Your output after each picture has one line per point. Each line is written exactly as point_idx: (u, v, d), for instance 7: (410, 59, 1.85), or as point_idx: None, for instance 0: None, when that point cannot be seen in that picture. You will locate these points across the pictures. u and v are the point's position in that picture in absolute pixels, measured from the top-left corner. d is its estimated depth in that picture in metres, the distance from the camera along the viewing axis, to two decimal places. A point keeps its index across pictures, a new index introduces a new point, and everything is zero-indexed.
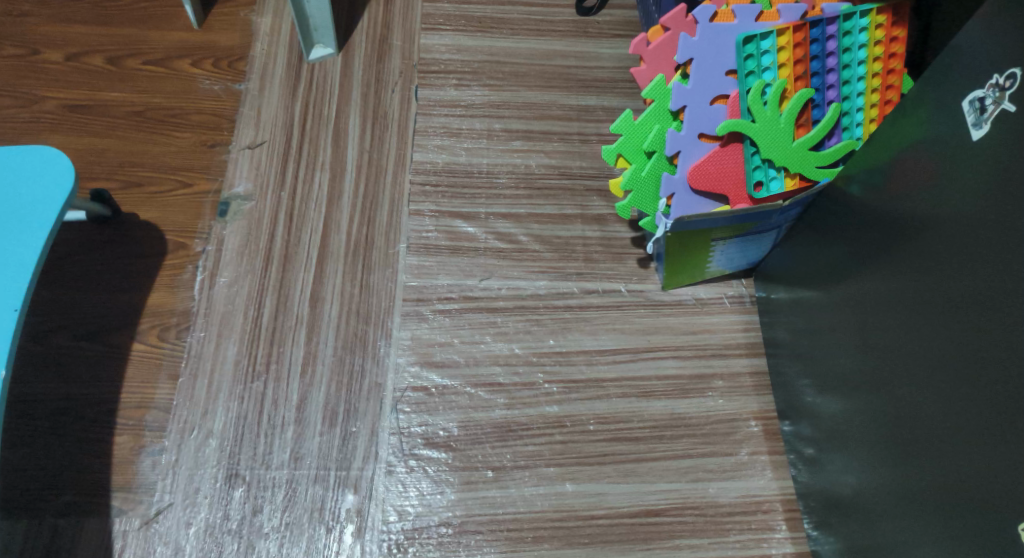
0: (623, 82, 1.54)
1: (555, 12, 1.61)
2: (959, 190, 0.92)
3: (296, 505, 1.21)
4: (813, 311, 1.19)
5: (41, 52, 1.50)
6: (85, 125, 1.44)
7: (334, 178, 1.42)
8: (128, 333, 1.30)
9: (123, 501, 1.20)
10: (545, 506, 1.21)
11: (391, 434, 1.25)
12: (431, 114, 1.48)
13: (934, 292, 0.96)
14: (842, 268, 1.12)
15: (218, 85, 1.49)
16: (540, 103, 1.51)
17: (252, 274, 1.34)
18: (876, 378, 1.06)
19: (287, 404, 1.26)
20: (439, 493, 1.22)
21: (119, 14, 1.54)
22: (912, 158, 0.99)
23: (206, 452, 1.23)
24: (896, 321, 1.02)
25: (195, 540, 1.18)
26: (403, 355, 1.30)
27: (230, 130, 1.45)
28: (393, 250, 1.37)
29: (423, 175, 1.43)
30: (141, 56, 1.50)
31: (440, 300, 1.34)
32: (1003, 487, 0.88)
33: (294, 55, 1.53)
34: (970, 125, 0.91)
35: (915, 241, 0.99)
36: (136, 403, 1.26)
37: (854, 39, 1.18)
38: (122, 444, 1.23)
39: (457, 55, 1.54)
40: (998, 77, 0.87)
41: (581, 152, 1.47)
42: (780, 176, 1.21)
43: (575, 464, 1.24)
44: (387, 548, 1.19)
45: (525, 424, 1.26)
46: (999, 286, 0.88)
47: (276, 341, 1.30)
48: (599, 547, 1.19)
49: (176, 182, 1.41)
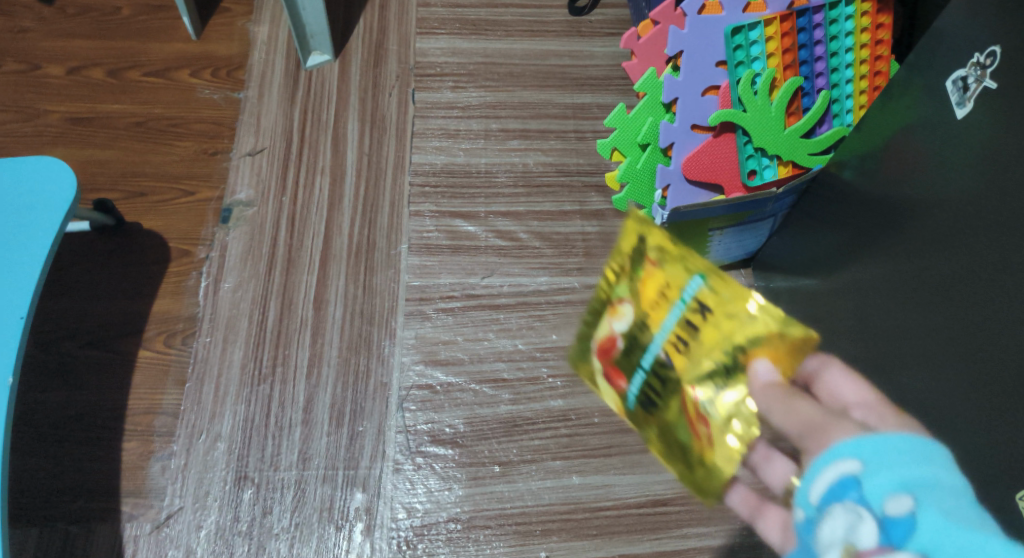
0: (617, 79, 1.56)
1: (549, 13, 1.62)
2: (946, 172, 0.94)
3: (305, 505, 1.22)
4: (811, 298, 1.21)
5: (41, 66, 1.51)
6: (88, 137, 1.46)
7: (334, 182, 1.43)
8: (134, 340, 1.31)
9: (134, 505, 1.21)
10: (553, 499, 1.22)
11: (398, 433, 1.26)
12: (429, 117, 1.50)
13: (924, 273, 0.98)
14: (838, 255, 1.14)
15: (217, 94, 1.51)
16: (535, 102, 1.53)
17: (256, 278, 1.36)
18: (873, 361, 1.08)
19: (294, 405, 1.27)
20: (447, 489, 1.23)
21: (118, 28, 1.56)
22: (902, 143, 1.00)
23: (215, 455, 1.24)
24: (892, 305, 1.04)
25: (206, 542, 1.19)
26: (407, 354, 1.31)
27: (231, 138, 1.47)
28: (395, 251, 1.39)
29: (423, 177, 1.45)
30: (140, 68, 1.52)
31: (443, 299, 1.35)
32: (1003, 458, 0.88)
33: (292, 62, 1.55)
34: (953, 104, 0.93)
35: (908, 224, 1.00)
36: (144, 409, 1.27)
37: (839, 27, 1.20)
38: (132, 450, 1.24)
39: (452, 58, 1.56)
40: (978, 56, 0.89)
41: (578, 149, 1.49)
42: (773, 164, 1.23)
43: (581, 457, 1.25)
44: (396, 545, 1.20)
45: (531, 419, 1.27)
46: (990, 263, 0.90)
47: (281, 343, 1.31)
48: (607, 538, 1.20)
49: (178, 190, 1.42)
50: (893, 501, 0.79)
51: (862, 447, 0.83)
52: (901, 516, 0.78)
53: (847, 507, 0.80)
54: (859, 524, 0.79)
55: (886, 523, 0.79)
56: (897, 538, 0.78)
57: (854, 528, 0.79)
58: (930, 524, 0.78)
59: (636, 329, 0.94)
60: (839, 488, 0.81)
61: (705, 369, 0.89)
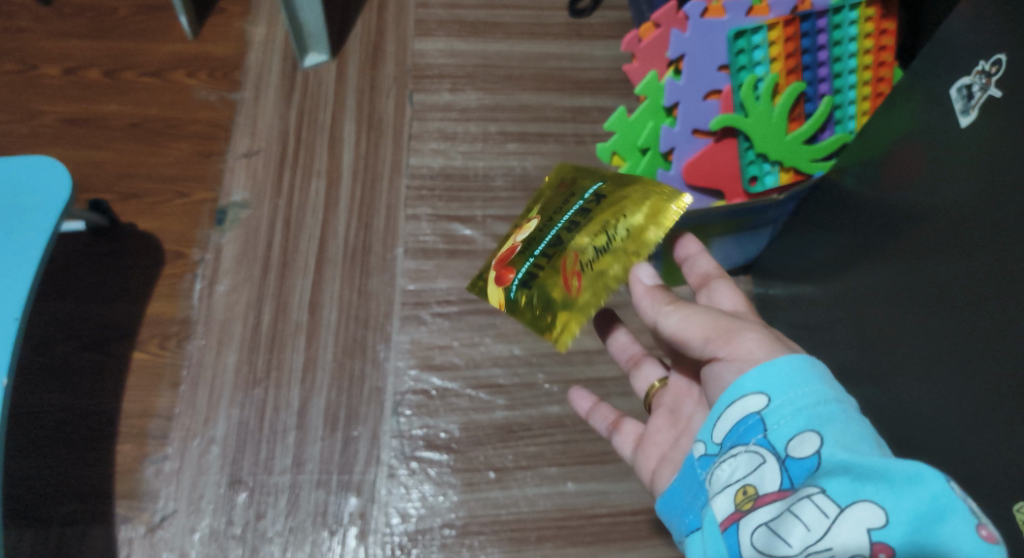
0: (616, 82, 1.54)
1: (549, 15, 1.61)
2: (948, 182, 0.93)
3: (299, 509, 1.21)
4: (811, 306, 1.19)
5: (38, 66, 1.51)
6: (83, 138, 1.45)
7: (330, 185, 1.42)
8: (128, 343, 1.30)
9: (127, 508, 1.21)
10: (548, 506, 1.22)
11: (392, 438, 1.25)
12: (427, 119, 1.49)
13: (924, 284, 0.97)
14: (838, 263, 1.13)
15: (214, 95, 1.50)
16: (534, 105, 1.52)
17: (252, 282, 1.35)
18: (872, 371, 1.06)
19: (288, 410, 1.26)
20: (442, 495, 1.22)
21: (114, 28, 1.55)
22: (904, 151, 0.98)
23: (209, 458, 1.24)
24: (891, 315, 1.03)
25: (200, 545, 1.19)
26: (402, 359, 1.30)
27: (227, 140, 1.46)
28: (391, 254, 1.38)
29: (419, 180, 1.44)
30: (137, 69, 1.51)
31: (439, 303, 1.34)
32: (999, 471, 0.88)
33: (289, 64, 1.53)
34: (957, 112, 0.91)
35: (908, 233, 0.99)
36: (138, 411, 1.26)
37: (843, 33, 1.18)
38: (126, 453, 1.24)
39: (450, 60, 1.55)
40: (984, 63, 0.88)
41: (576, 152, 1.47)
42: (774, 171, 1.21)
43: (576, 464, 1.24)
44: (390, 550, 1.19)
45: (527, 425, 1.26)
46: (991, 275, 0.89)
47: (276, 347, 1.30)
48: (603, 545, 1.20)
49: (174, 192, 1.42)
50: (794, 439, 0.80)
51: (764, 378, 0.83)
52: (802, 452, 0.80)
53: (750, 448, 0.83)
54: (761, 466, 0.82)
55: (787, 460, 0.80)
56: (796, 475, 0.80)
57: (758, 470, 0.82)
58: (829, 456, 0.78)
59: (564, 230, 0.97)
60: (743, 429, 0.84)
61: (591, 228, 0.96)
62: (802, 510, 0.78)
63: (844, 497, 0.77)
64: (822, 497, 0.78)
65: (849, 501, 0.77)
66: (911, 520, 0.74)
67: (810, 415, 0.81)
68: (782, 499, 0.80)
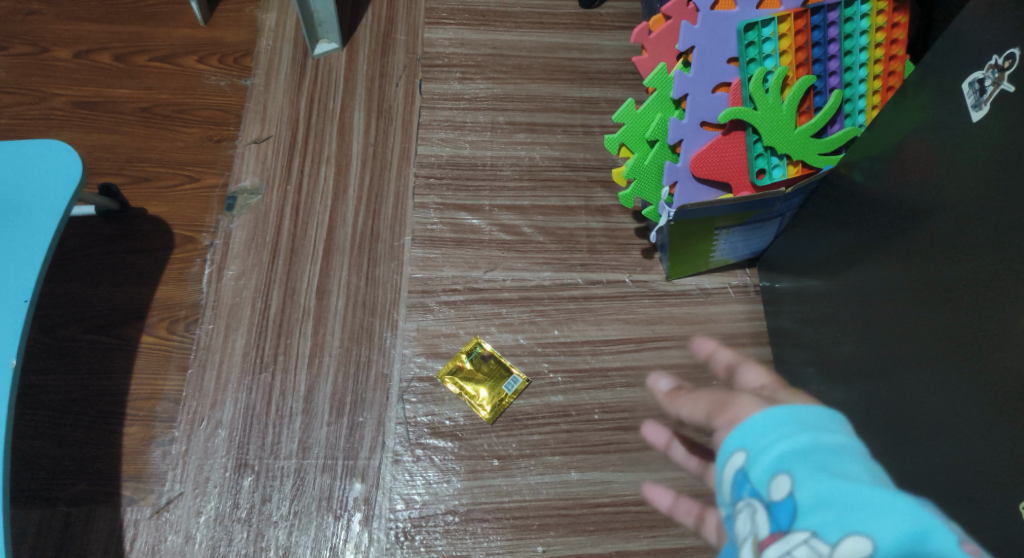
0: (626, 74, 1.55)
1: (558, 5, 1.61)
2: (958, 179, 0.93)
3: (304, 493, 1.22)
4: (817, 300, 1.20)
5: (49, 49, 1.51)
6: (93, 121, 1.46)
7: (339, 172, 1.43)
8: (137, 326, 1.31)
9: (134, 490, 1.22)
10: (551, 494, 1.23)
11: (398, 424, 1.26)
12: (436, 108, 1.50)
13: (932, 281, 0.97)
14: (844, 259, 1.13)
15: (224, 80, 1.50)
16: (543, 95, 1.52)
17: (260, 267, 1.36)
18: (877, 367, 1.07)
19: (295, 394, 1.27)
20: (445, 481, 1.23)
21: (125, 12, 1.56)
22: (915, 146, 0.99)
23: (216, 442, 1.25)
24: (897, 311, 1.03)
25: (205, 528, 1.20)
26: (409, 346, 1.31)
27: (237, 125, 1.47)
28: (398, 242, 1.39)
29: (428, 168, 1.44)
30: (148, 53, 1.52)
31: (445, 292, 1.35)
32: (1004, 470, 0.88)
33: (299, 50, 1.54)
34: (969, 106, 0.91)
35: (916, 230, 0.99)
36: (146, 394, 1.27)
37: (854, 26, 1.19)
38: (134, 435, 1.25)
39: (460, 49, 1.55)
40: (997, 58, 0.88)
41: (584, 143, 1.48)
42: (783, 164, 1.21)
43: (580, 453, 1.25)
44: (394, 535, 1.20)
45: (531, 414, 1.27)
46: (999, 274, 0.89)
47: (283, 333, 1.31)
48: (605, 534, 1.21)
49: (184, 176, 1.42)
50: (775, 484, 0.87)
51: (742, 435, 0.93)
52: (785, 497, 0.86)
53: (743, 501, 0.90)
54: (754, 514, 0.88)
55: (774, 505, 0.86)
56: (787, 521, 0.85)
57: (752, 518, 0.88)
58: (811, 499, 0.84)
59: None
60: (733, 483, 0.91)
61: None
62: (801, 550, 0.83)
63: (833, 533, 0.82)
64: (813, 537, 0.83)
65: (838, 536, 0.81)
66: (896, 547, 0.79)
67: (783, 456, 0.88)
68: (779, 542, 0.84)
